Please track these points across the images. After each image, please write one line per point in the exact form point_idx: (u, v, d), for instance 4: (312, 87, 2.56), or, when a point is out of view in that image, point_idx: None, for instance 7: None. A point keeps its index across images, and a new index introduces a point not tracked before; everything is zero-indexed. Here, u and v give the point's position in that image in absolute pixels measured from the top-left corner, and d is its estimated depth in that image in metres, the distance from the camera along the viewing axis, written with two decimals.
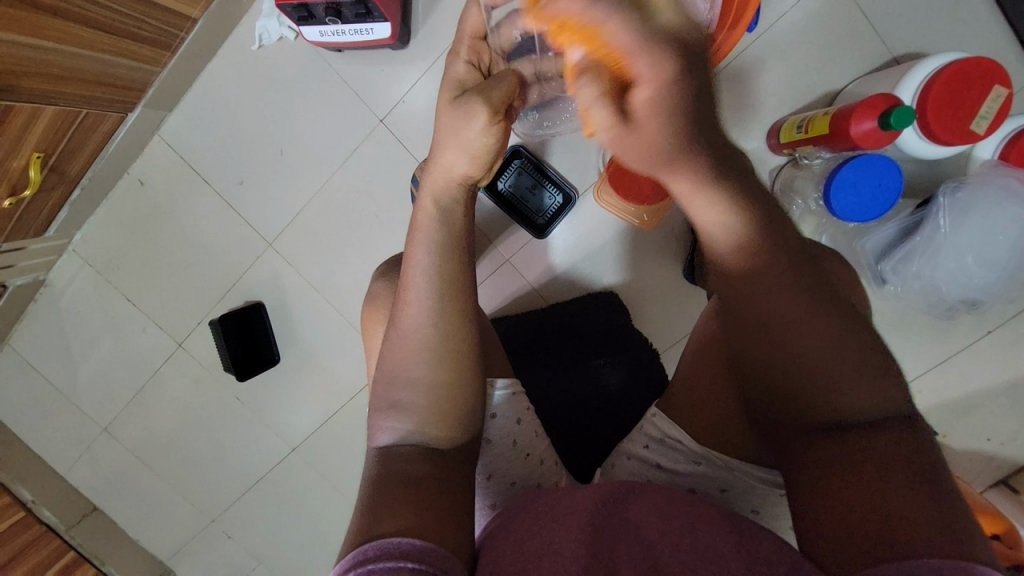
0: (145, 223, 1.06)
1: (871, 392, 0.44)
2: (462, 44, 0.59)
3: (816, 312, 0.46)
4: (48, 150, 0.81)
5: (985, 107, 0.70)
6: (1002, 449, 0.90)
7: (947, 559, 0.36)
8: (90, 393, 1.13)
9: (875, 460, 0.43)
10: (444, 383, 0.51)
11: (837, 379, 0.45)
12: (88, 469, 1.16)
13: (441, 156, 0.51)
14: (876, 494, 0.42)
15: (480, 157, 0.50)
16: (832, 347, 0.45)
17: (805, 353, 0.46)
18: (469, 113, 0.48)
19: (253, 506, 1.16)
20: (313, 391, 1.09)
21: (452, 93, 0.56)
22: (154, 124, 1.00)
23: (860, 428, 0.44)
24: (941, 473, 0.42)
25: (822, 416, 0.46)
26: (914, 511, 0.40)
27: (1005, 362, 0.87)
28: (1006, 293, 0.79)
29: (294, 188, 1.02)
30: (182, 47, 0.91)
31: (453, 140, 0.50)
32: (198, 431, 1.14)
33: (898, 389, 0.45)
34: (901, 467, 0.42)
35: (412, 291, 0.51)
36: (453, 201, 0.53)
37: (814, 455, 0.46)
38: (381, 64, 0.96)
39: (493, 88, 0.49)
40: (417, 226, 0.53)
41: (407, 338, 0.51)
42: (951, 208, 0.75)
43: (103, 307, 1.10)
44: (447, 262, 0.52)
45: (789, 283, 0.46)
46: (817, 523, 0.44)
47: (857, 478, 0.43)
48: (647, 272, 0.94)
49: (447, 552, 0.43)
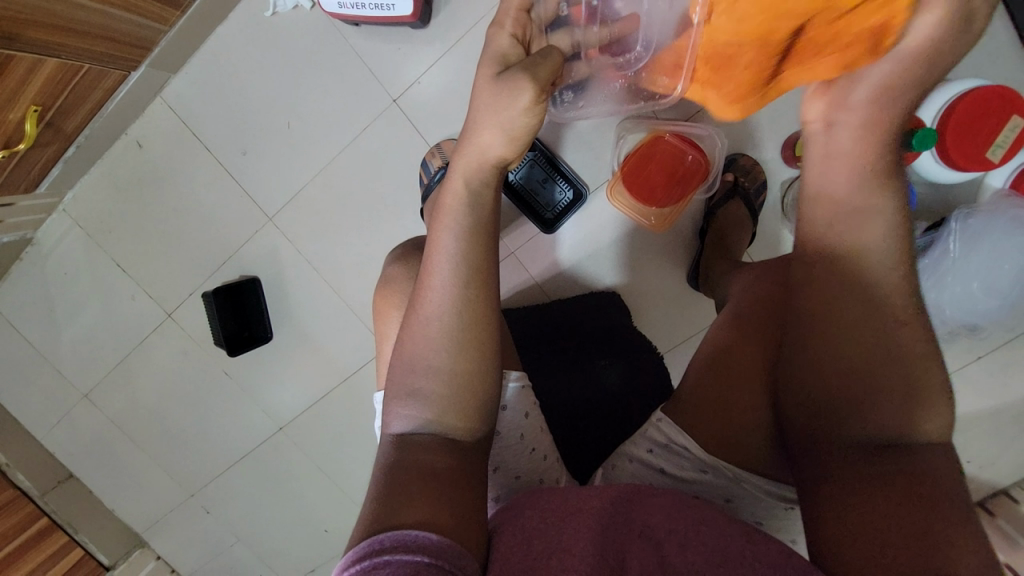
0: (141, 186, 1.03)
1: (907, 412, 0.44)
2: (507, 15, 0.56)
3: (869, 324, 0.45)
4: (47, 104, 0.78)
5: (1002, 135, 0.71)
6: (980, 471, 0.92)
7: None
8: (72, 359, 1.10)
9: (902, 475, 0.43)
10: (464, 372, 0.50)
11: (876, 392, 0.45)
12: (65, 435, 1.13)
13: (478, 136, 0.52)
14: (897, 509, 0.42)
15: (517, 137, 0.52)
16: (879, 358, 0.45)
17: (854, 362, 0.45)
18: (516, 91, 0.50)
19: (234, 482, 1.15)
20: (304, 370, 1.08)
21: (494, 67, 0.55)
22: (157, 85, 0.97)
23: (894, 446, 0.44)
24: (961, 496, 0.43)
25: (855, 429, 0.46)
26: (930, 533, 0.40)
27: (991, 387, 0.89)
28: (1003, 321, 0.80)
29: (299, 163, 0.99)
30: (193, 7, 0.88)
31: (493, 120, 0.51)
32: (182, 404, 1.11)
33: (937, 414, 0.44)
34: (925, 486, 0.42)
35: (435, 275, 0.51)
36: (483, 183, 0.53)
37: (838, 467, 0.46)
38: (398, 42, 0.93)
39: (538, 65, 0.51)
40: (444, 208, 0.53)
41: (429, 325, 0.50)
42: (962, 233, 0.76)
43: (91, 270, 1.06)
44: (473, 247, 0.51)
45: (844, 284, 0.47)
46: (833, 533, 0.44)
47: (877, 495, 0.43)
48: (652, 275, 0.94)
49: (461, 547, 0.42)
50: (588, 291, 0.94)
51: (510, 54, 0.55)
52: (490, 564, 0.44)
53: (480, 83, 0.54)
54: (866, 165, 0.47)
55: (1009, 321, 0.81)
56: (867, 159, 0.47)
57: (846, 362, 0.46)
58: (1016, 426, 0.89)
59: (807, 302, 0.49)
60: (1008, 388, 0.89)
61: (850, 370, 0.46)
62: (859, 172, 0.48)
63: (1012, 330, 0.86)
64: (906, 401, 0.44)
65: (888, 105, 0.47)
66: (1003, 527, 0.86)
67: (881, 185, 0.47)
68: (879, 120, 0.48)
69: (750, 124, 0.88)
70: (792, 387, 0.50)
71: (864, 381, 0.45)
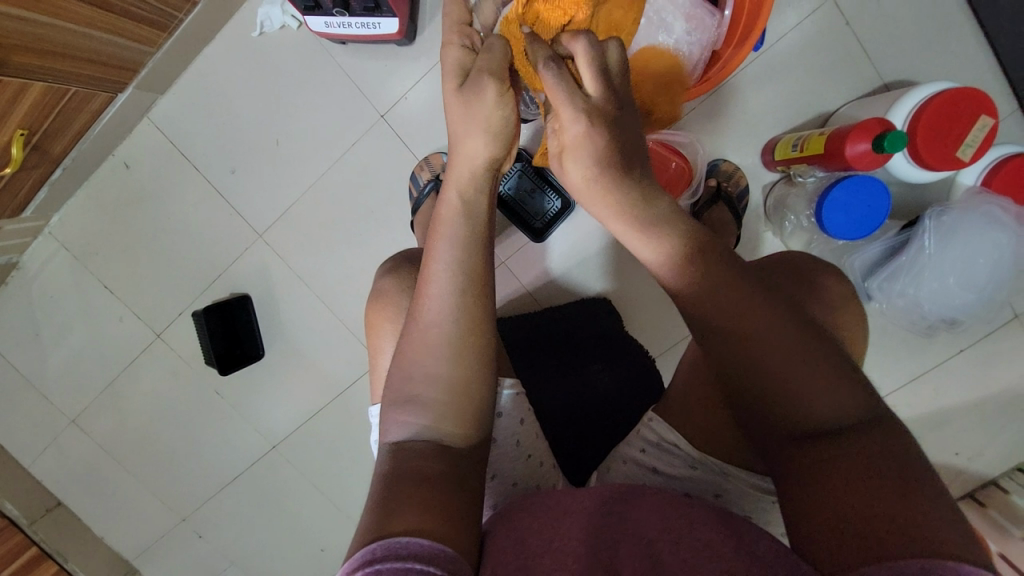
0: (129, 207, 1.02)
1: (838, 395, 0.44)
2: (450, 31, 0.56)
3: (776, 319, 0.46)
4: (33, 127, 0.79)
5: (971, 135, 0.74)
6: (970, 463, 0.94)
7: (928, 558, 0.36)
8: (59, 383, 1.08)
9: (851, 460, 0.42)
10: (463, 378, 0.50)
11: (806, 384, 0.45)
12: (53, 462, 1.11)
13: (464, 146, 0.54)
14: (856, 499, 0.41)
15: (497, 135, 0.53)
16: (799, 350, 0.45)
17: (776, 359, 0.45)
18: (487, 95, 0.52)
19: (227, 504, 1.13)
20: (298, 387, 1.07)
21: (458, 82, 0.55)
22: (144, 106, 0.97)
23: (836, 435, 0.44)
24: (920, 465, 0.42)
25: (791, 423, 0.46)
26: (890, 510, 0.39)
27: (976, 379, 0.92)
28: (982, 313, 0.83)
29: (288, 180, 1.00)
30: (179, 28, 0.89)
31: (478, 129, 0.53)
32: (173, 425, 1.10)
33: (861, 389, 0.45)
34: (875, 467, 0.41)
35: (434, 284, 0.51)
36: (478, 193, 0.54)
37: (795, 462, 0.45)
38: (385, 59, 0.95)
39: (496, 61, 0.53)
40: (441, 220, 0.54)
41: (429, 332, 0.51)
42: (937, 230, 0.78)
43: (78, 293, 1.05)
44: (470, 256, 0.52)
45: (734, 286, 0.47)
46: (803, 529, 0.43)
47: (833, 483, 0.42)
48: (642, 280, 0.95)
49: (454, 552, 0.42)
50: (578, 299, 0.96)
51: (467, 61, 0.55)
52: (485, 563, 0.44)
53: (450, 101, 0.54)
54: (633, 230, 0.51)
55: (988, 313, 0.84)
56: (627, 224, 0.51)
57: (768, 362, 0.45)
58: (1001, 418, 0.92)
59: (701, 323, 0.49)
60: (991, 379, 0.91)
61: (773, 369, 0.45)
62: (643, 235, 0.50)
63: (991, 323, 0.89)
64: (834, 383, 0.44)
65: (599, 181, 0.50)
66: (994, 517, 0.88)
67: (659, 228, 0.50)
68: (598, 194, 0.51)
69: (730, 131, 0.91)
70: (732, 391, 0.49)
71: (790, 375, 0.45)
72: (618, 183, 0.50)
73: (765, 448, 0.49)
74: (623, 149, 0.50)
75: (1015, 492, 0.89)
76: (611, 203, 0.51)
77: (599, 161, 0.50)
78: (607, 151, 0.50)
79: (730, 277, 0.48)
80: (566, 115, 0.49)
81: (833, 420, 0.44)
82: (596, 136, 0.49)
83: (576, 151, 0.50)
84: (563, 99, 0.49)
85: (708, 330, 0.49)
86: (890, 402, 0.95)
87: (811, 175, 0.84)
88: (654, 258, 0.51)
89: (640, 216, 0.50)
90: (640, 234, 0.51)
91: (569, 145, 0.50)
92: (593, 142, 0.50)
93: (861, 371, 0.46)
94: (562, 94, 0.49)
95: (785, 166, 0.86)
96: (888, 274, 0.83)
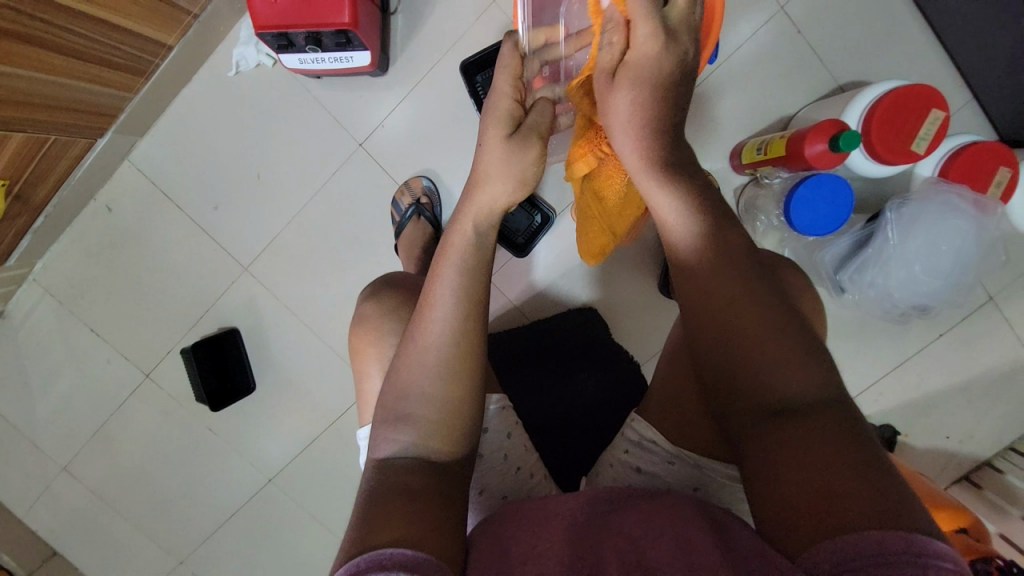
0: (113, 249, 1.03)
1: (805, 378, 0.46)
2: (503, 79, 0.60)
3: (756, 304, 0.48)
4: (14, 176, 0.82)
5: (924, 129, 0.78)
6: (961, 445, 0.96)
7: (887, 529, 0.37)
8: (48, 431, 1.07)
9: (812, 438, 0.43)
10: (457, 400, 0.52)
11: (771, 364, 0.47)
12: (46, 511, 1.09)
13: (488, 187, 0.57)
14: (816, 473, 0.42)
15: (524, 183, 0.58)
16: (766, 336, 0.47)
17: (757, 343, 0.47)
18: (528, 146, 0.58)
19: (226, 542, 1.11)
20: (292, 417, 1.07)
21: (501, 131, 0.58)
22: (124, 150, 0.99)
23: (803, 414, 0.45)
24: (874, 443, 0.43)
25: (764, 405, 0.47)
26: (852, 487, 0.40)
27: (957, 362, 0.94)
28: (951, 298, 0.85)
29: (271, 212, 1.01)
30: (156, 73, 0.92)
31: (508, 175, 0.57)
32: (166, 465, 1.09)
33: (827, 374, 0.46)
34: (835, 445, 0.42)
35: (437, 309, 0.53)
36: (490, 228, 0.57)
37: (759, 443, 0.47)
38: (360, 90, 0.98)
39: (541, 125, 0.59)
40: (450, 247, 0.56)
41: (427, 355, 0.52)
42: (898, 221, 0.81)
43: (65, 338, 1.05)
44: (475, 282, 0.54)
45: (725, 269, 0.50)
46: (768, 508, 0.44)
47: (797, 460, 0.43)
48: (626, 287, 0.97)
49: (436, 560, 0.42)
50: (564, 310, 0.97)
51: (516, 113, 0.59)
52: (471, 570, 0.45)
53: (492, 138, 0.58)
54: (653, 172, 0.54)
55: (958, 298, 0.86)
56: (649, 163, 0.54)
57: (740, 342, 0.48)
58: (985, 398, 0.94)
59: (695, 299, 0.51)
60: (973, 362, 0.94)
61: (742, 349, 0.48)
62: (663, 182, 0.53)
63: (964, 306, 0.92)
64: (803, 366, 0.46)
65: (640, 109, 0.54)
66: (991, 499, 0.89)
67: (675, 181, 0.53)
68: (635, 125, 0.54)
69: (699, 138, 0.94)
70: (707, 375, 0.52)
71: (754, 357, 0.47)
72: (655, 118, 0.54)
73: (736, 431, 0.50)
74: (667, 88, 0.54)
75: (1008, 472, 0.90)
76: (640, 136, 0.54)
77: (644, 89, 0.54)
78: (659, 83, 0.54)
79: (727, 261, 0.50)
80: (643, 27, 0.53)
81: (799, 401, 0.46)
82: (659, 60, 0.53)
83: (635, 70, 0.54)
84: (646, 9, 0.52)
85: (700, 306, 0.51)
86: (878, 390, 0.97)
87: (777, 176, 0.87)
88: (665, 207, 0.53)
89: (660, 165, 0.54)
90: (662, 185, 0.53)
91: (630, 62, 0.54)
92: (649, 68, 0.54)
93: (829, 359, 0.48)
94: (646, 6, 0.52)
95: (752, 169, 0.89)
96: (857, 265, 0.86)
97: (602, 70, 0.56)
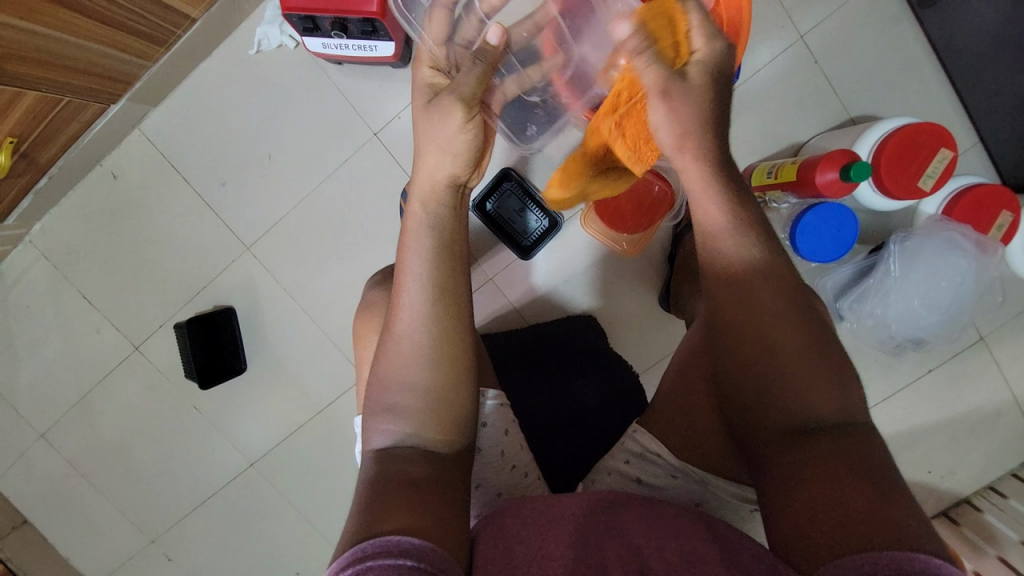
0: (114, 217, 1.02)
1: (827, 398, 0.47)
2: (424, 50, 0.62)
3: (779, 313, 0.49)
4: (22, 135, 0.81)
5: (931, 167, 0.79)
6: (942, 481, 0.97)
7: (897, 550, 0.38)
8: (31, 396, 1.05)
9: (823, 458, 0.45)
10: (441, 387, 0.51)
11: (791, 384, 0.48)
12: (20, 477, 1.07)
13: (424, 164, 0.56)
14: (829, 495, 0.43)
15: (459, 153, 0.55)
16: (775, 345, 0.49)
17: (787, 359, 0.48)
18: (444, 116, 0.54)
19: (201, 524, 1.09)
20: (280, 402, 1.06)
21: (425, 99, 0.59)
22: (135, 118, 0.98)
23: (817, 437, 0.47)
24: (887, 464, 0.45)
25: (783, 421, 0.48)
26: (866, 510, 0.42)
27: (944, 398, 0.96)
28: (946, 333, 0.87)
29: (277, 194, 1.01)
30: (177, 45, 0.91)
31: (434, 146, 0.55)
32: (147, 441, 1.07)
33: (844, 395, 0.47)
34: (845, 465, 0.44)
35: (406, 294, 0.53)
36: (440, 205, 0.56)
37: (777, 460, 0.48)
38: (380, 80, 0.98)
39: (461, 84, 0.54)
40: (407, 232, 0.55)
41: (404, 344, 0.52)
42: (900, 255, 0.83)
43: (55, 302, 1.03)
44: (442, 265, 0.53)
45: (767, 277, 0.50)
46: (783, 524, 0.46)
47: (814, 482, 0.45)
48: (626, 299, 0.98)
49: (444, 552, 0.43)
50: (564, 316, 0.98)
51: (435, 82, 0.60)
52: (477, 565, 0.46)
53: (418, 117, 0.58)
54: (707, 177, 0.54)
55: (955, 334, 0.88)
56: (705, 164, 0.54)
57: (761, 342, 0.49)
58: (968, 436, 0.96)
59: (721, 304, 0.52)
60: (959, 398, 0.95)
61: (769, 366, 0.49)
62: (713, 192, 0.53)
63: (956, 343, 0.93)
64: (825, 387, 0.47)
65: (699, 124, 0.54)
66: (967, 535, 0.90)
67: (733, 193, 0.53)
68: (693, 136, 0.54)
69: None
70: (727, 393, 0.53)
71: (786, 373, 0.48)
72: (706, 130, 0.54)
73: (751, 448, 0.51)
74: (722, 98, 0.55)
75: (986, 510, 0.91)
76: (698, 143, 0.54)
77: (708, 97, 0.54)
78: (711, 95, 0.54)
79: (763, 261, 0.51)
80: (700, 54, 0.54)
81: (815, 423, 0.47)
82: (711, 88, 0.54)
83: (691, 86, 0.54)
84: (701, 38, 0.54)
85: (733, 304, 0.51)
86: None
87: (785, 201, 0.88)
88: (716, 218, 0.52)
89: (717, 169, 0.54)
90: (711, 196, 0.53)
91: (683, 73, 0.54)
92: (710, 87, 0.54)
93: (851, 379, 0.48)
94: (696, 20, 0.54)
95: (760, 192, 0.90)
96: (857, 295, 0.87)
97: (653, 83, 0.54)
